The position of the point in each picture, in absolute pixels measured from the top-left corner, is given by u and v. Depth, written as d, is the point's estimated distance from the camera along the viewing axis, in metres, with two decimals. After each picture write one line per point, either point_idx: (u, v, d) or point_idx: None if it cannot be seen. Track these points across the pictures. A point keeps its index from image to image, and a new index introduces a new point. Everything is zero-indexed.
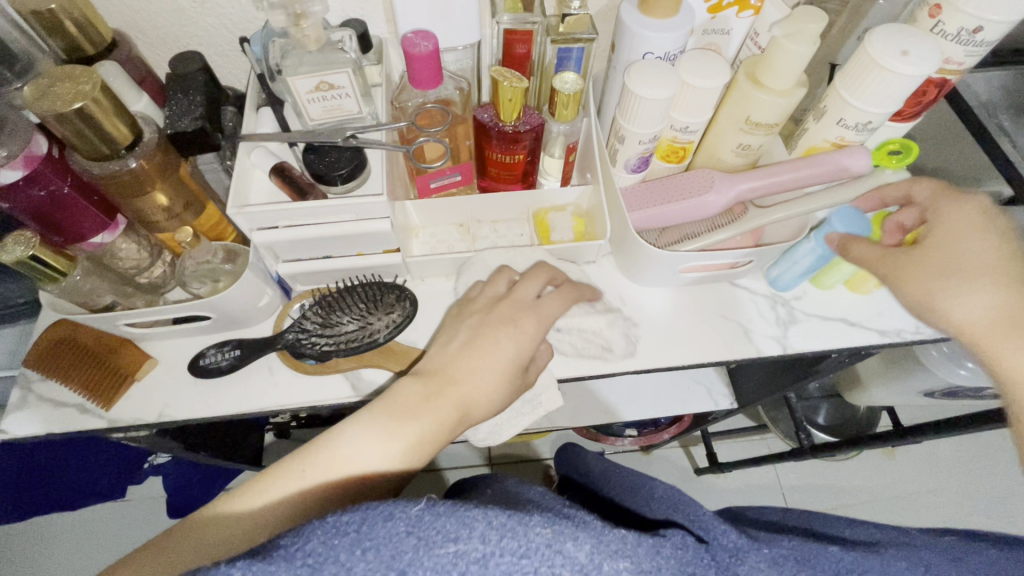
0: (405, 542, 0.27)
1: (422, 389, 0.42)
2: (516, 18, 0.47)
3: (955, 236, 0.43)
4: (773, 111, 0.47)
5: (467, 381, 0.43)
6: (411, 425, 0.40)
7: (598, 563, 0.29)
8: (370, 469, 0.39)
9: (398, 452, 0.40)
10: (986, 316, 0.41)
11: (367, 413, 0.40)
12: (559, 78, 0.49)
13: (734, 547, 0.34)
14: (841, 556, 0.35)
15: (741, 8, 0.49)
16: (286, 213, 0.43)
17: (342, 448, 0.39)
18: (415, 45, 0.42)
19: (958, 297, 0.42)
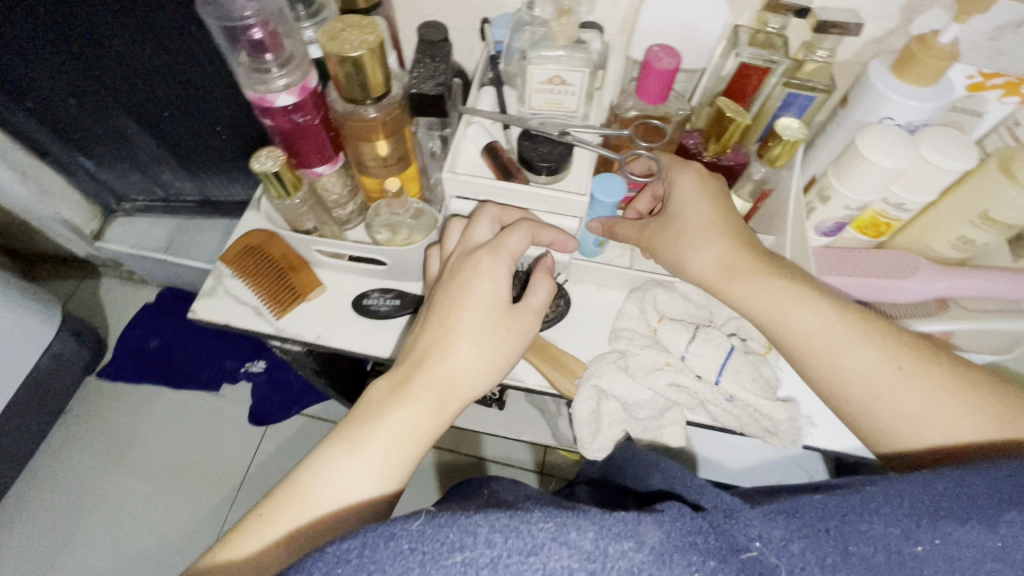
0: (410, 559, 0.26)
1: (397, 398, 0.37)
2: (757, 54, 0.45)
3: (686, 192, 0.44)
4: (1021, 211, 0.43)
5: (447, 375, 0.38)
6: (383, 433, 0.36)
7: (608, 549, 0.27)
8: (353, 490, 0.35)
9: (375, 468, 0.35)
10: (731, 290, 0.42)
11: (331, 442, 0.36)
12: (783, 123, 0.46)
13: (729, 507, 0.29)
14: (823, 501, 0.29)
15: (1007, 92, 0.45)
16: (489, 189, 0.45)
17: (322, 476, 0.35)
18: (659, 59, 0.42)
19: (794, 309, 0.40)
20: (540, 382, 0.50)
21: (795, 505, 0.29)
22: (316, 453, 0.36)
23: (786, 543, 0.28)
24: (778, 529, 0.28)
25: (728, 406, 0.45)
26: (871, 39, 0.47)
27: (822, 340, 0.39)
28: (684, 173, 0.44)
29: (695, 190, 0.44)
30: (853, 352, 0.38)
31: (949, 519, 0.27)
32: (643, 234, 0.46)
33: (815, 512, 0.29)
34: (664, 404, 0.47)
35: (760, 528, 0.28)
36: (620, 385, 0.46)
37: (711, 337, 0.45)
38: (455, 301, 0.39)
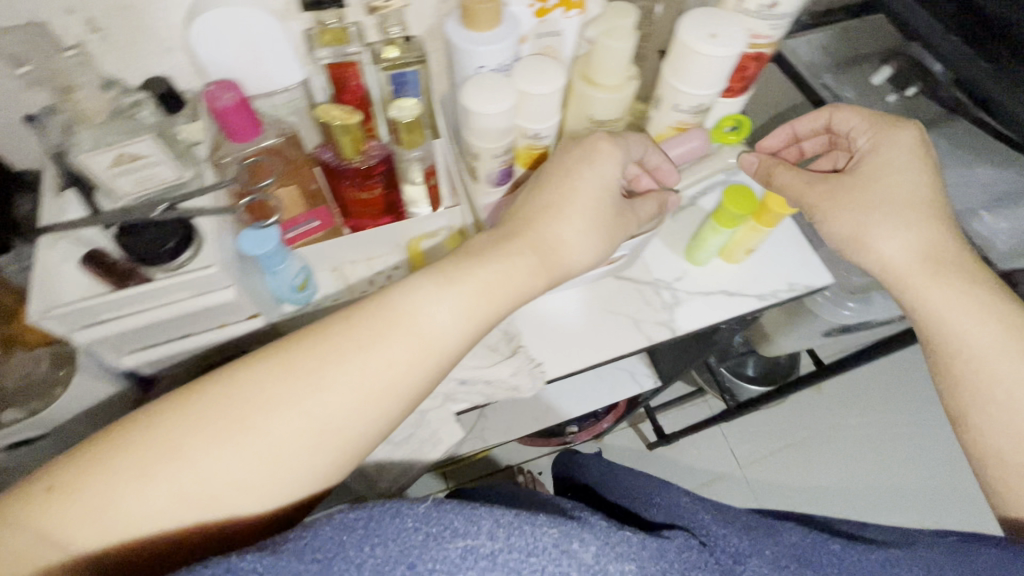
0: (416, 537, 0.28)
1: (508, 245, 0.40)
2: (337, 52, 0.44)
3: (899, 165, 0.44)
4: (614, 106, 0.48)
5: (552, 223, 0.41)
6: (491, 271, 0.38)
7: (607, 565, 0.30)
8: (425, 338, 0.35)
9: (463, 308, 0.37)
10: (918, 261, 0.42)
11: (430, 275, 0.38)
12: (395, 105, 0.46)
13: (737, 551, 0.36)
14: (841, 554, 0.34)
15: (567, 8, 0.49)
16: (109, 305, 0.39)
17: (399, 307, 0.36)
18: (218, 98, 0.39)
19: (891, 230, 0.42)
20: None
21: (803, 550, 0.35)
22: (391, 295, 0.36)
23: (764, 554, 0.35)
24: (768, 551, 0.35)
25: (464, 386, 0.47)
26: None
27: (911, 276, 0.42)
28: (899, 135, 0.44)
29: (897, 164, 0.43)
30: (962, 310, 0.40)
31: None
32: (813, 191, 0.45)
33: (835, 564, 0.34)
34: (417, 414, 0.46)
35: (755, 553, 0.35)
36: None
37: None
38: (575, 170, 0.42)
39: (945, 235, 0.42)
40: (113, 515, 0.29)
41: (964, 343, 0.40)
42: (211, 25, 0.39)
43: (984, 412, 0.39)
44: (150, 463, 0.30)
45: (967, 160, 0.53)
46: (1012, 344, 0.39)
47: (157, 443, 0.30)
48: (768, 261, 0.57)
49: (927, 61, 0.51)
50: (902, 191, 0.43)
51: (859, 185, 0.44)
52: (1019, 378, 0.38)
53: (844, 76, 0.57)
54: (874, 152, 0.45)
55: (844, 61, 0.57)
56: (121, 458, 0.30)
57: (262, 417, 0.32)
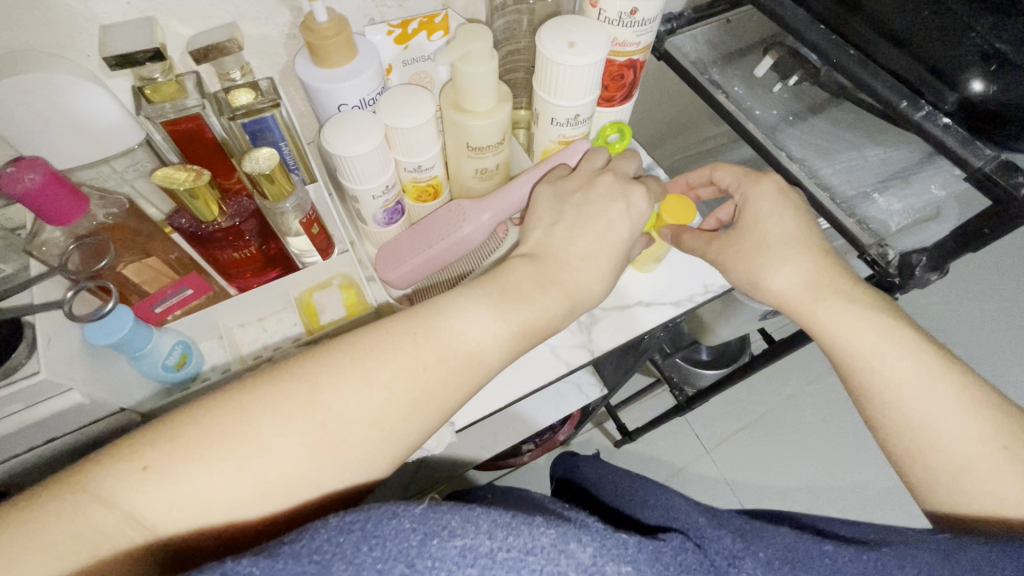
0: (411, 539, 0.24)
1: (489, 288, 0.37)
2: (176, 107, 0.40)
3: (765, 204, 0.44)
4: (491, 131, 0.45)
5: (561, 245, 0.40)
6: (488, 293, 0.37)
7: (603, 566, 0.25)
8: (474, 352, 0.35)
9: (505, 331, 0.36)
10: (806, 291, 0.42)
11: (476, 292, 0.37)
12: (250, 158, 0.41)
13: (730, 553, 0.29)
14: (835, 556, 0.29)
15: (429, 31, 0.47)
16: None
17: (449, 327, 0.35)
18: (18, 181, 0.34)
19: (772, 267, 0.42)
20: None
21: (802, 554, 0.29)
22: (434, 309, 0.35)
23: (756, 556, 0.29)
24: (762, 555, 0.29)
25: None
26: (285, 36, 0.44)
27: (807, 300, 0.42)
28: (763, 186, 0.45)
29: (775, 207, 0.44)
30: (859, 330, 0.40)
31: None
32: (711, 248, 0.46)
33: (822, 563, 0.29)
34: None
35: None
36: None
37: None
38: (598, 207, 0.41)
39: (830, 266, 0.42)
40: (110, 516, 0.27)
41: (864, 358, 0.39)
42: (3, 98, 0.35)
43: (896, 423, 0.37)
44: (158, 464, 0.28)
45: (857, 142, 0.52)
46: (902, 351, 0.38)
47: (220, 431, 0.28)
48: (681, 264, 0.56)
49: (803, 51, 0.52)
50: (775, 231, 0.43)
51: (742, 236, 0.44)
52: (919, 381, 0.37)
53: (729, 68, 0.56)
54: (747, 201, 0.45)
55: (726, 54, 0.56)
56: (125, 455, 0.28)
57: (307, 414, 0.30)
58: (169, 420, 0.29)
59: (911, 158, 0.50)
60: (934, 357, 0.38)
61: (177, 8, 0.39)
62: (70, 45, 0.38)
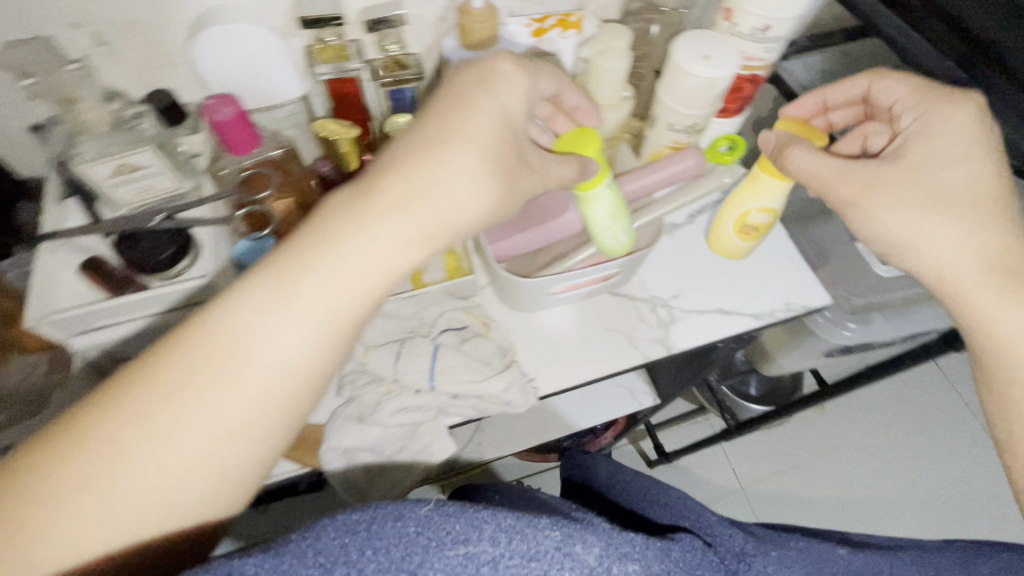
0: (416, 543, 0.22)
1: (401, 211, 0.31)
2: (337, 69, 0.45)
3: (936, 130, 0.39)
4: (607, 124, 0.49)
5: (420, 192, 0.31)
6: (347, 252, 0.30)
7: (610, 568, 0.24)
8: (286, 367, 0.29)
9: (308, 326, 0.29)
10: (965, 254, 0.38)
11: (259, 276, 0.29)
12: (392, 120, 0.47)
13: (742, 550, 0.30)
14: (851, 558, 0.30)
15: (564, 27, 0.50)
16: (105, 310, 0.40)
17: (249, 341, 0.28)
18: (217, 111, 0.40)
19: (886, 215, 0.39)
20: (290, 468, 0.47)
21: (813, 554, 0.31)
22: (215, 311, 0.28)
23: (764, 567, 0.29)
24: (783, 566, 0.30)
25: (456, 403, 0.45)
26: (436, 19, 0.49)
27: (978, 290, 0.38)
28: (958, 114, 0.39)
29: (953, 149, 0.38)
30: (997, 304, 0.37)
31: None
32: (847, 184, 0.40)
33: (839, 561, 0.30)
34: (407, 428, 0.46)
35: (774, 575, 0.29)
36: (352, 435, 0.44)
37: (412, 348, 0.45)
38: (471, 98, 0.33)
39: (973, 224, 0.37)
40: (58, 544, 0.24)
41: (984, 319, 0.38)
42: (212, 42, 0.41)
43: (967, 300, 0.38)
44: (90, 476, 0.25)
45: None
46: (971, 237, 0.37)
47: (64, 457, 0.25)
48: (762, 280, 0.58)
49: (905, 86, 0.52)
50: (942, 170, 0.38)
51: (913, 171, 0.39)
52: (977, 265, 0.38)
53: None
54: (924, 133, 0.40)
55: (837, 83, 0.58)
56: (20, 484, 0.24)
57: (133, 430, 0.26)
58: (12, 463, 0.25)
59: None
60: (1003, 237, 0.37)
61: None
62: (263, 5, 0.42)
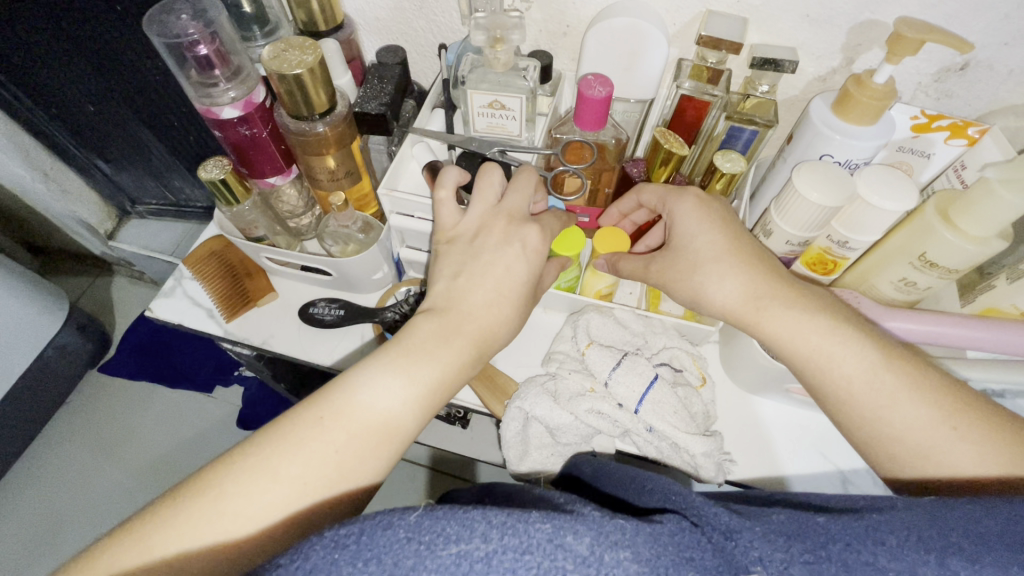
0: (405, 549, 0.23)
1: (471, 330, 0.38)
2: (697, 88, 0.47)
3: (688, 221, 0.41)
4: (959, 256, 0.41)
5: (491, 319, 0.39)
6: (430, 358, 0.36)
7: (603, 555, 0.24)
8: (384, 422, 0.34)
9: (411, 396, 0.35)
10: (744, 302, 0.39)
11: (367, 362, 0.35)
12: (725, 157, 0.46)
13: (728, 528, 0.26)
14: (830, 526, 0.26)
15: (953, 134, 0.44)
16: (423, 206, 0.47)
17: (353, 403, 0.34)
18: (591, 87, 0.43)
19: (884, 404, 0.34)
20: (474, 401, 0.51)
21: (795, 527, 0.26)
22: (339, 379, 0.35)
23: (786, 565, 0.24)
24: (779, 552, 0.25)
25: (649, 436, 0.44)
26: (815, 77, 0.47)
27: (881, 426, 0.34)
28: (681, 201, 0.42)
29: (697, 218, 0.41)
30: (826, 350, 0.36)
31: (960, 557, 0.23)
32: (650, 273, 0.43)
33: (816, 535, 0.25)
34: (590, 430, 0.46)
35: (761, 549, 0.25)
36: (542, 408, 0.45)
37: (635, 364, 0.44)
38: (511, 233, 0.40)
39: (798, 310, 0.37)
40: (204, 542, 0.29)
41: (847, 394, 0.35)
42: (614, 28, 0.45)
43: (856, 402, 0.35)
44: (244, 490, 0.30)
45: None
46: (912, 398, 0.33)
47: (236, 477, 0.31)
48: None
49: None
50: (697, 258, 0.40)
51: (687, 246, 0.41)
52: (871, 382, 0.34)
53: None
54: (671, 218, 0.42)
55: None
56: (188, 498, 0.30)
57: (282, 463, 0.31)
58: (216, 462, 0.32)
59: None
60: (880, 350, 0.35)
61: (767, 20, 0.44)
62: (671, 13, 0.45)
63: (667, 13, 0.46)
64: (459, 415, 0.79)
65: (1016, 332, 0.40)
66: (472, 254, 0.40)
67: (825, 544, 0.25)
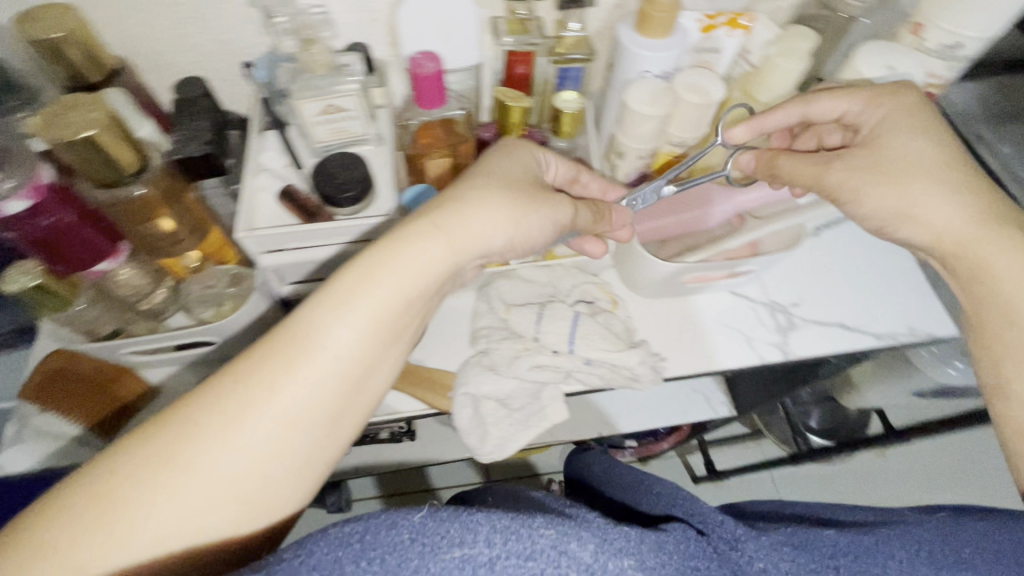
0: (409, 549, 0.24)
1: (443, 241, 0.34)
2: (518, 41, 0.48)
3: (902, 133, 0.40)
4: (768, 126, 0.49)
5: (474, 239, 0.36)
6: (392, 276, 0.32)
7: (607, 563, 0.26)
8: (352, 361, 0.31)
9: (362, 330, 0.32)
10: (970, 228, 0.37)
11: (325, 298, 0.32)
12: (560, 97, 0.50)
13: (733, 536, 0.31)
14: (837, 538, 0.31)
15: (733, 26, 0.51)
16: (296, 235, 0.43)
17: (317, 342, 0.31)
18: (422, 66, 0.42)
19: (1009, 260, 0.36)
20: (418, 407, 0.50)
21: (804, 538, 0.31)
22: (301, 312, 0.32)
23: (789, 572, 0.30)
24: (785, 561, 0.30)
25: (589, 368, 0.47)
26: (613, 4, 0.51)
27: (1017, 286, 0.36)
28: (825, 97, 0.44)
29: (918, 125, 0.40)
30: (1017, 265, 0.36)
31: (927, 565, 0.29)
32: (828, 175, 0.42)
33: (825, 547, 0.31)
34: (535, 387, 0.48)
35: (767, 558, 0.30)
36: (488, 383, 0.47)
37: (556, 311, 0.47)
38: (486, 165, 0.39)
39: (939, 188, 0.38)
40: (160, 514, 0.27)
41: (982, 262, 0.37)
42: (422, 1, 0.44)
43: (991, 272, 0.37)
44: (196, 454, 0.28)
45: None
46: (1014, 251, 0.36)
47: (179, 447, 0.28)
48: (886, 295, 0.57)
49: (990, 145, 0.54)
50: (918, 172, 0.39)
51: (876, 155, 0.40)
52: (997, 239, 0.37)
53: (999, 128, 0.56)
54: (879, 130, 0.42)
55: (999, 115, 0.57)
56: (145, 468, 0.28)
57: (225, 430, 0.29)
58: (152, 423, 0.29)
59: None
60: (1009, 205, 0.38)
61: None
62: None
63: None
64: (398, 430, 0.77)
65: None
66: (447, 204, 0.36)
67: (833, 554, 0.30)
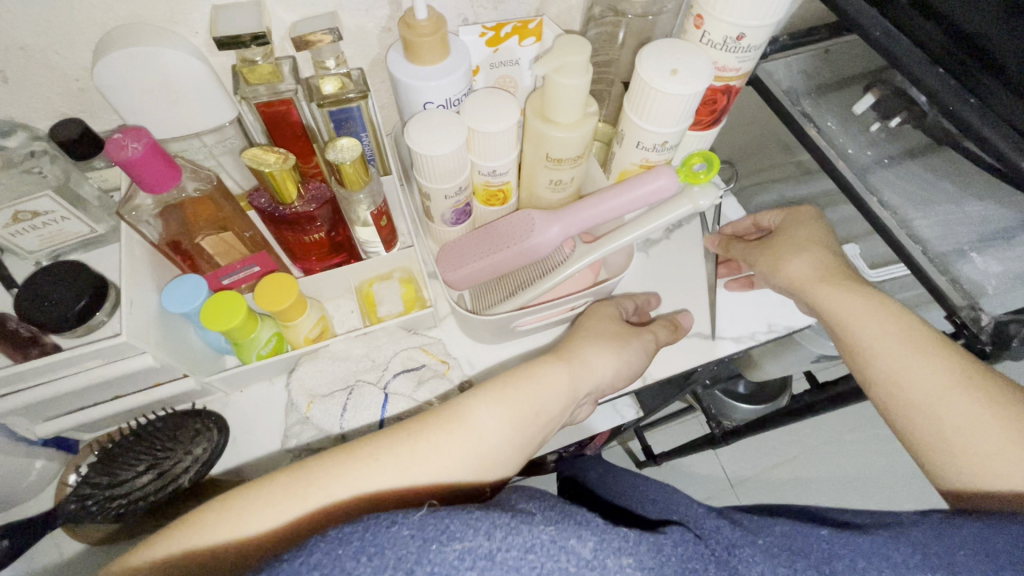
0: (410, 544, 0.23)
1: (565, 368, 0.39)
2: (269, 91, 0.41)
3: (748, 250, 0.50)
4: (571, 145, 0.44)
5: (592, 375, 0.41)
6: (529, 390, 0.37)
7: (606, 560, 0.24)
8: (486, 453, 0.34)
9: (512, 422, 0.35)
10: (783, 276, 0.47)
11: (483, 391, 0.35)
12: (333, 147, 0.42)
13: (730, 542, 0.28)
14: (830, 538, 0.28)
15: (521, 36, 0.46)
16: (2, 379, 0.35)
17: (470, 426, 0.34)
18: (122, 148, 0.35)
19: (791, 265, 0.46)
20: None
21: (795, 539, 0.28)
22: (464, 398, 0.35)
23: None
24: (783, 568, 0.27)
25: None
26: (380, 29, 0.44)
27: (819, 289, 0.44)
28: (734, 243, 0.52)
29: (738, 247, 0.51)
30: (864, 318, 0.41)
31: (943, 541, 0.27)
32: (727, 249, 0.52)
33: (819, 549, 0.28)
34: None
35: (764, 568, 0.27)
36: None
37: (364, 395, 0.42)
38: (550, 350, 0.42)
39: (784, 244, 0.47)
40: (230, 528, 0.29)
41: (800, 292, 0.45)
42: (117, 67, 0.36)
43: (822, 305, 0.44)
44: (246, 519, 0.29)
45: (956, 192, 0.49)
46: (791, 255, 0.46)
47: (336, 475, 0.30)
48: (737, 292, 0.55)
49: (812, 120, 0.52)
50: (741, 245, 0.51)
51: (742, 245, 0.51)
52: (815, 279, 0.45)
53: (822, 101, 0.54)
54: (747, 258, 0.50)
55: (822, 85, 0.55)
56: (309, 476, 0.30)
57: (381, 476, 0.31)
58: (277, 470, 0.31)
59: (1014, 217, 0.47)
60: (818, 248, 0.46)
61: None
62: (180, 23, 0.38)
63: (175, 25, 0.38)
64: None
65: (635, 187, 0.45)
66: (510, 382, 0.36)
67: (829, 560, 0.27)
